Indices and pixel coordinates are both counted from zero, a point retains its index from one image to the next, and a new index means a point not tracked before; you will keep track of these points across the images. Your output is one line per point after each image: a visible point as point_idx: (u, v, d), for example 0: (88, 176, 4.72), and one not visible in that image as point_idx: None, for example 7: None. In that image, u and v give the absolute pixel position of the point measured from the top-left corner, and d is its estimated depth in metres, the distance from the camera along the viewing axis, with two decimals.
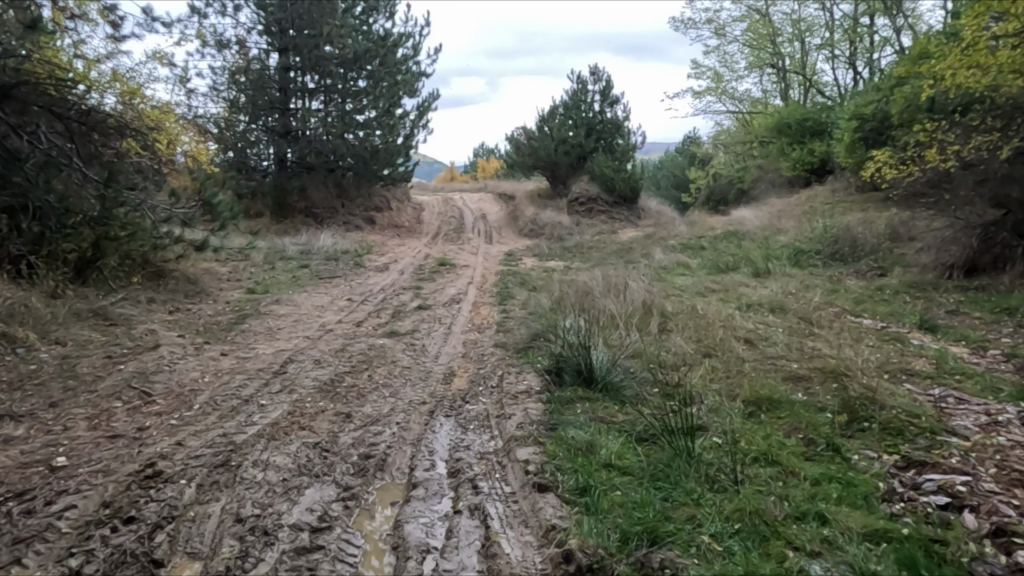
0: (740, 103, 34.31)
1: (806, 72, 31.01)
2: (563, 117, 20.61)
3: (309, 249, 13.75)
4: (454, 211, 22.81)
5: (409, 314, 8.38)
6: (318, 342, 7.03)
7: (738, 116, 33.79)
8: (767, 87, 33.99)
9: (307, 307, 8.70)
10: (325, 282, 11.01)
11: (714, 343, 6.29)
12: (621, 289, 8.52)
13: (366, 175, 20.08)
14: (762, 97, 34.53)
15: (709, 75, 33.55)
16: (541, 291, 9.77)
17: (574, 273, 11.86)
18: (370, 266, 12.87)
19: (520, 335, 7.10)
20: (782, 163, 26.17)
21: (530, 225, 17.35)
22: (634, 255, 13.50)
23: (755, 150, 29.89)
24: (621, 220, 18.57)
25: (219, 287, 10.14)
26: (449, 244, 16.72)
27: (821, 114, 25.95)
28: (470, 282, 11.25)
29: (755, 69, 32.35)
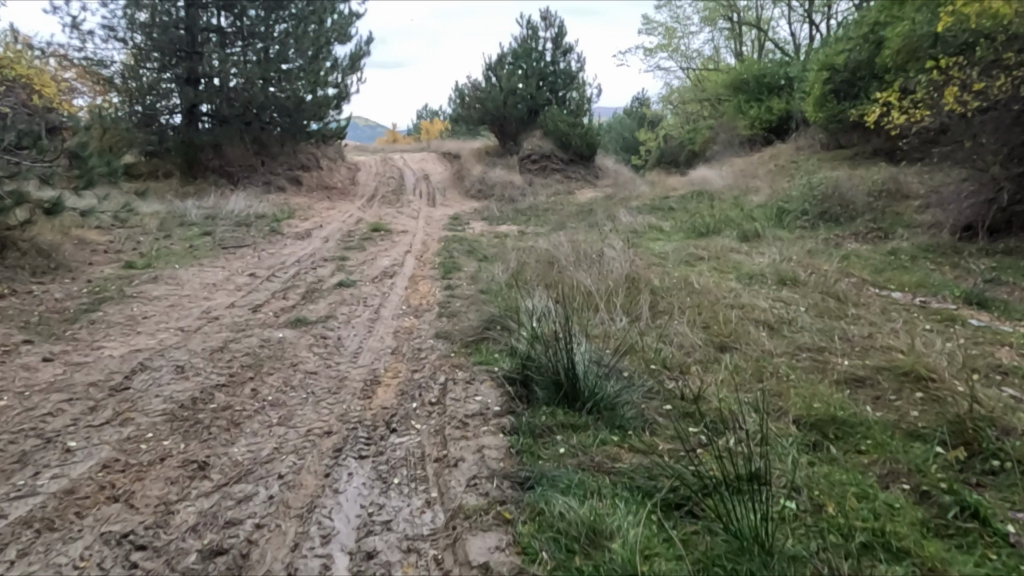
0: (692, 61, 32.86)
1: (760, 28, 29.66)
2: (512, 66, 18.67)
3: (217, 213, 11.62)
4: (393, 172, 20.68)
5: (326, 294, 6.55)
6: (193, 336, 5.15)
7: (691, 75, 32.33)
8: (719, 44, 32.61)
9: (193, 287, 6.73)
10: (228, 253, 8.99)
11: (727, 331, 4.75)
12: (592, 260, 6.87)
13: (291, 130, 17.77)
14: (714, 55, 33.15)
15: (660, 31, 31.85)
16: (493, 262, 8.04)
17: (530, 239, 10.17)
18: (288, 232, 10.86)
19: (470, 323, 5.37)
20: (739, 121, 24.92)
21: (478, 183, 15.52)
22: (596, 218, 11.90)
23: (708, 110, 28.59)
24: (578, 179, 16.91)
25: (88, 262, 8.03)
26: (387, 207, 14.72)
27: (778, 70, 24.72)
28: (407, 251, 9.42)
29: (708, 24, 30.82)
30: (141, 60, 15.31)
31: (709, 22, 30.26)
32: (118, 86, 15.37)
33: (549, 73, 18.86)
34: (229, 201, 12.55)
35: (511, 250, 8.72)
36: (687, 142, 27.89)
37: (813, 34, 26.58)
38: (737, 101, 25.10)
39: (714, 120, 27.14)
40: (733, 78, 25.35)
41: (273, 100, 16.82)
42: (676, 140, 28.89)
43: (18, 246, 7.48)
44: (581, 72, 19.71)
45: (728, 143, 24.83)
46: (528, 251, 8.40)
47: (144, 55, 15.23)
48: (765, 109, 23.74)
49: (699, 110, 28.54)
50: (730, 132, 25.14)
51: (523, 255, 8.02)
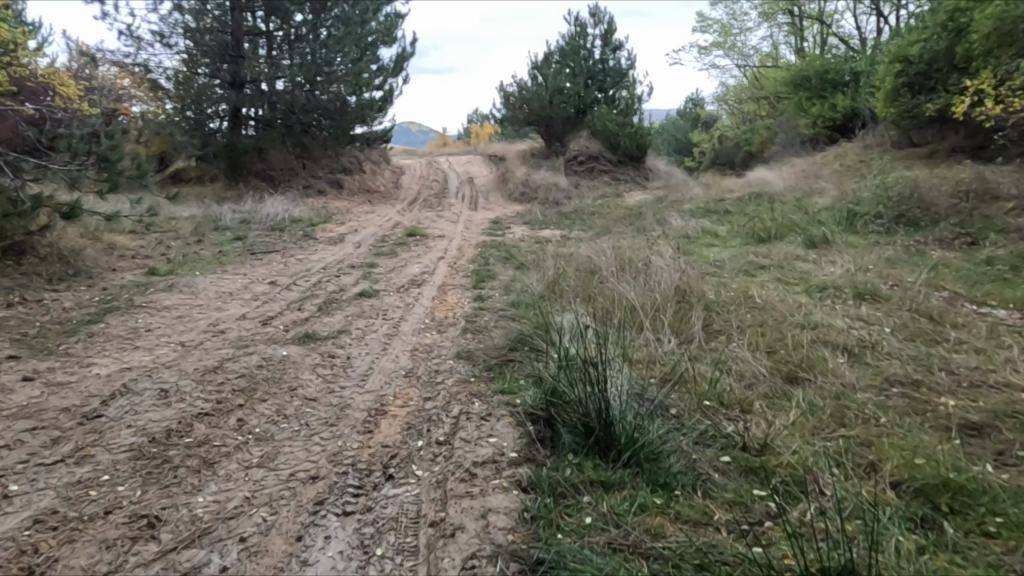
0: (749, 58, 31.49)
1: (823, 21, 28.14)
2: (559, 64, 18.02)
3: (252, 217, 11.35)
4: (437, 175, 20.27)
5: (345, 305, 6.01)
6: (190, 354, 4.67)
7: (748, 72, 30.99)
8: (779, 40, 31.16)
9: (207, 296, 6.31)
10: (255, 259, 8.62)
11: (798, 358, 3.98)
12: (638, 270, 6.14)
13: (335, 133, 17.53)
14: (772, 52, 31.70)
15: (716, 28, 30.64)
16: (530, 270, 7.40)
17: (572, 245, 9.48)
18: (321, 237, 10.46)
19: (495, 341, 4.74)
20: (799, 119, 23.57)
21: (521, 185, 14.91)
22: (644, 222, 11.12)
23: (766, 108, 27.25)
24: (627, 180, 16.10)
25: (111, 268, 7.76)
26: (427, 211, 14.26)
27: (843, 64, 23.29)
28: (441, 257, 8.86)
29: (766, 19, 29.46)
30: (192, 66, 15.44)
31: (767, 17, 28.92)
32: (167, 91, 15.39)
33: (598, 71, 18.12)
34: (267, 205, 12.29)
35: (551, 257, 8.07)
36: (744, 142, 26.63)
37: (883, 25, 25.00)
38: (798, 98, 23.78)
39: (772, 119, 25.83)
40: (793, 74, 24.05)
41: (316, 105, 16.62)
42: (732, 140, 27.65)
43: (38, 251, 7.24)
44: (631, 69, 18.90)
45: (788, 142, 23.51)
46: (568, 258, 7.73)
47: (195, 60, 15.37)
48: (829, 106, 22.37)
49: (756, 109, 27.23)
50: (790, 131, 23.83)
51: (563, 263, 7.35)
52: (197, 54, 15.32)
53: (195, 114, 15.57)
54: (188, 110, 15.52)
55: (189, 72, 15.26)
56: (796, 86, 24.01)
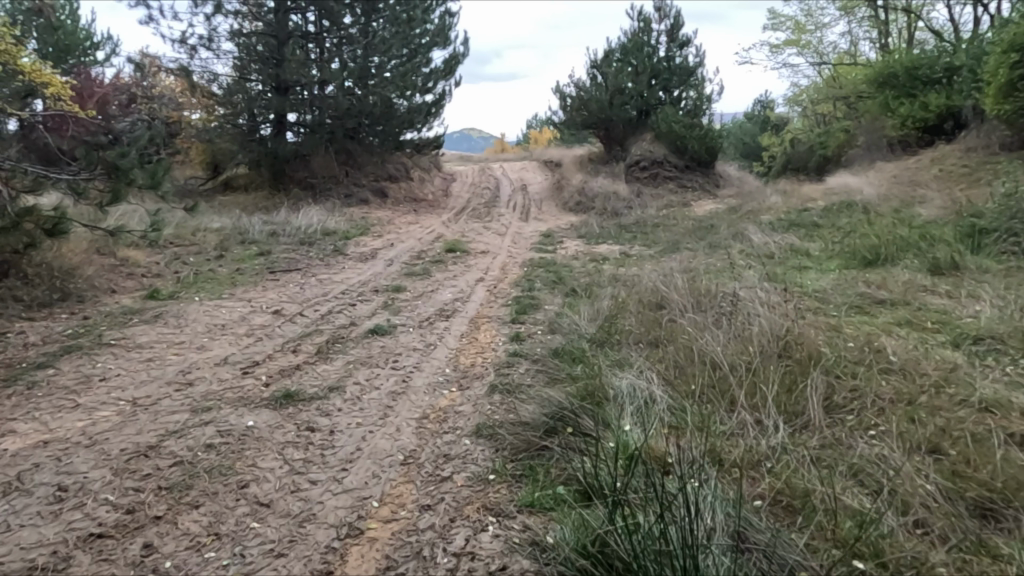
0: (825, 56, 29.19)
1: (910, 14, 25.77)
2: (621, 62, 16.64)
3: (282, 230, 10.48)
4: (488, 182, 19.17)
5: (350, 347, 4.87)
6: (133, 421, 3.59)
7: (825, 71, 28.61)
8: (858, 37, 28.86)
9: (194, 330, 5.28)
10: (273, 279, 7.65)
11: (988, 471, 2.59)
12: (720, 308, 4.77)
13: (385, 138, 16.62)
14: (851, 49, 29.34)
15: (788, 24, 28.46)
16: (583, 301, 6.10)
17: (633, 265, 8.15)
18: (352, 253, 9.43)
19: (528, 412, 3.50)
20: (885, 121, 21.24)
21: (577, 194, 13.58)
22: (718, 237, 9.66)
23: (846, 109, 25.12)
24: (696, 187, 14.55)
25: (109, 289, 6.89)
26: (474, 221, 13.14)
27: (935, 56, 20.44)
28: (479, 278, 7.68)
29: (844, 14, 27.30)
30: (245, 74, 14.74)
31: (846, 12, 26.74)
32: (219, 99, 14.79)
33: (663, 69, 16.65)
34: (301, 215, 11.40)
35: (609, 284, 6.76)
36: (818, 146, 24.14)
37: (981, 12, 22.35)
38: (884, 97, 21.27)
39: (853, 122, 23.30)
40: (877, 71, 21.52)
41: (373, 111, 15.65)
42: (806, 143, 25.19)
43: (23, 271, 6.38)
44: (700, 67, 17.35)
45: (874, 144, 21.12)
46: (629, 286, 6.41)
47: (247, 68, 14.70)
48: (920, 105, 19.94)
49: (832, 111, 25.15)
50: (874, 133, 21.71)
51: (624, 292, 6.02)
52: (246, 60, 14.60)
53: (239, 120, 14.93)
54: (243, 116, 14.88)
55: (245, 78, 14.61)
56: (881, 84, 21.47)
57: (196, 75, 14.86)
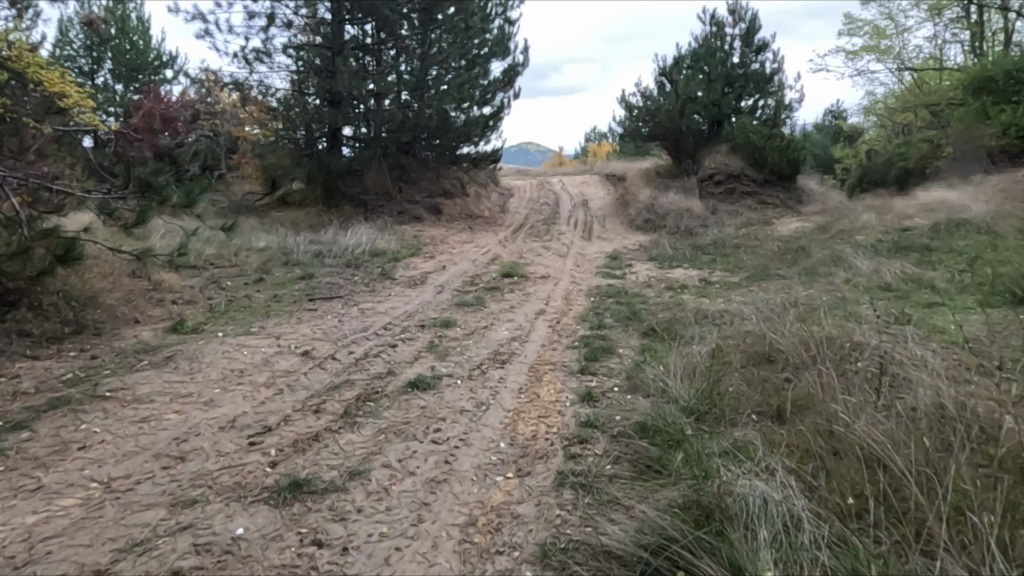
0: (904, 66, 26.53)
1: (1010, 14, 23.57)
2: (693, 69, 15.47)
3: (328, 250, 9.80)
4: (547, 197, 18.22)
5: (384, 406, 3.96)
6: (93, 522, 2.76)
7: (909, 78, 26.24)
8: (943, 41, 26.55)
9: (205, 379, 4.49)
10: (311, 308, 6.89)
11: None
12: (861, 374, 3.66)
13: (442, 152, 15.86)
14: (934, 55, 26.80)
15: (867, 29, 26.36)
16: (669, 348, 5.03)
17: (717, 297, 7.05)
18: (401, 276, 8.63)
19: (616, 531, 2.52)
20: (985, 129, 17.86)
21: (645, 211, 12.46)
22: (813, 263, 8.46)
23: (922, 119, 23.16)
24: (777, 204, 13.20)
25: (132, 321, 6.24)
26: (532, 240, 12.23)
27: None
28: (540, 310, 6.73)
29: (931, 16, 25.20)
30: (302, 87, 14.23)
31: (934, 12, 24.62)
32: (275, 113, 14.34)
33: (738, 76, 15.39)
34: (349, 234, 10.70)
35: (698, 324, 5.68)
36: (898, 159, 20.51)
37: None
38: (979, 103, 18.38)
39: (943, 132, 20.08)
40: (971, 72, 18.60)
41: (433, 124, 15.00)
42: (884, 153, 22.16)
43: (36, 302, 5.76)
44: (778, 73, 16.01)
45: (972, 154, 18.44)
46: (723, 329, 5.31)
47: (304, 81, 14.19)
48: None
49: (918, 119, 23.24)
50: None
51: (719, 338, 4.93)
52: (303, 73, 14.09)
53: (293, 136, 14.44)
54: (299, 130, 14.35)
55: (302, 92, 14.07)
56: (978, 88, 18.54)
57: (251, 87, 14.43)
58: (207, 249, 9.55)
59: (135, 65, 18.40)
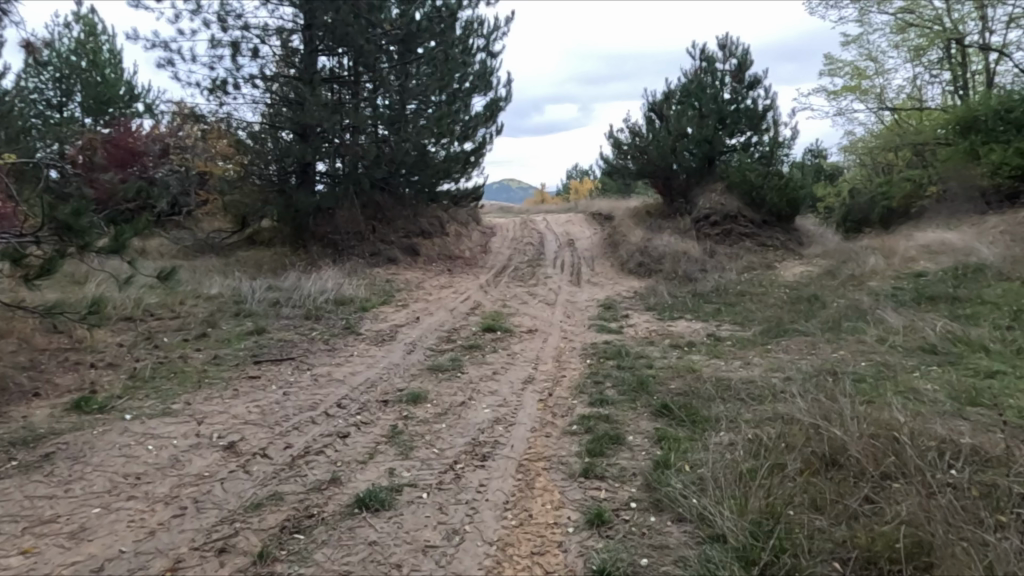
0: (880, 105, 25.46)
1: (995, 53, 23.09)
2: (684, 104, 14.76)
3: (287, 299, 8.70)
4: (531, 237, 17.29)
5: (319, 543, 2.90)
6: None
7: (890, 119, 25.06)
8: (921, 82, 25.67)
9: (84, 494, 3.34)
10: (254, 375, 5.76)
11: None
12: (976, 521, 2.70)
13: (423, 190, 14.79)
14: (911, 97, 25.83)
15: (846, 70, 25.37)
16: (694, 443, 3.99)
17: (733, 362, 6.05)
18: (367, 331, 7.55)
19: None
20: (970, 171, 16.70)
21: (638, 254, 11.54)
22: (835, 317, 7.54)
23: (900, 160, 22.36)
24: (777, 246, 12.38)
25: (27, 398, 5.07)
26: (516, 285, 11.23)
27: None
28: (527, 376, 5.67)
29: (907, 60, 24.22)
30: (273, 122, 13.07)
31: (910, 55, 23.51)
32: (243, 148, 13.16)
33: (730, 112, 14.71)
34: (314, 280, 9.61)
35: (723, 405, 4.64)
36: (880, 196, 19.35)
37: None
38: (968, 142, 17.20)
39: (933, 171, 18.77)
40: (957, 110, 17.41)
41: (413, 161, 13.96)
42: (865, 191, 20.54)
43: None
44: (771, 110, 15.39)
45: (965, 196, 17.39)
46: (757, 414, 4.29)
47: (277, 118, 12.98)
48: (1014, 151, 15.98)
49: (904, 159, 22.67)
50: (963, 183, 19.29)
51: (759, 428, 3.94)
52: (274, 107, 12.99)
53: (265, 176, 13.34)
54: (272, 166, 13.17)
55: (275, 129, 12.99)
56: (966, 126, 17.28)
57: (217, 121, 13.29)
58: (149, 299, 8.40)
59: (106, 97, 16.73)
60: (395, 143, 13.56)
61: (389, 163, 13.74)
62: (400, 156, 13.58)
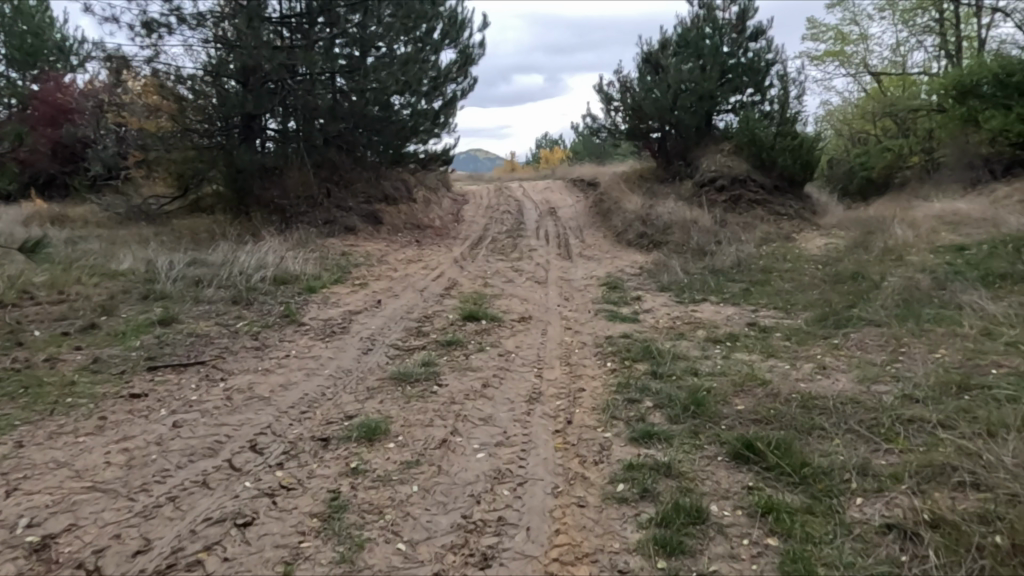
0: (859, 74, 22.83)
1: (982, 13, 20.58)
2: (684, 55, 13.21)
3: (214, 278, 6.90)
4: (508, 204, 15.58)
5: None
6: None
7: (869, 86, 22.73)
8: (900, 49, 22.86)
9: None
10: (140, 390, 4.03)
11: None
12: None
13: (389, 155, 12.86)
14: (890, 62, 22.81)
15: (827, 34, 22.83)
16: (832, 531, 2.46)
17: (804, 367, 4.52)
18: (314, 320, 5.84)
19: None
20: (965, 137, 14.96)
21: (638, 223, 9.96)
22: (901, 300, 6.11)
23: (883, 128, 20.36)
24: (792, 216, 10.92)
25: None
26: (498, 259, 9.58)
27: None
28: (533, 392, 4.04)
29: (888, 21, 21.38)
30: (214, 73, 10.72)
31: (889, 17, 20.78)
32: (171, 100, 10.97)
33: (735, 64, 13.16)
34: (250, 254, 7.79)
35: (838, 447, 3.08)
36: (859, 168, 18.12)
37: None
38: (965, 108, 15.08)
39: (920, 138, 17.49)
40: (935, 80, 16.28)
41: (376, 117, 11.98)
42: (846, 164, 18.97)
43: None
44: (777, 63, 13.90)
45: (964, 164, 15.43)
46: (914, 473, 2.77)
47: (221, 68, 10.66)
48: (1017, 117, 13.73)
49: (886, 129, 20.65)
50: None
51: (943, 510, 2.46)
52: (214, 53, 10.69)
53: (208, 135, 11.22)
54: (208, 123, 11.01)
55: (219, 78, 10.81)
56: (964, 92, 15.09)
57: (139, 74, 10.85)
58: (31, 278, 6.53)
59: (33, 50, 14.47)
60: (357, 96, 11.54)
61: (350, 119, 11.75)
62: (363, 111, 11.60)
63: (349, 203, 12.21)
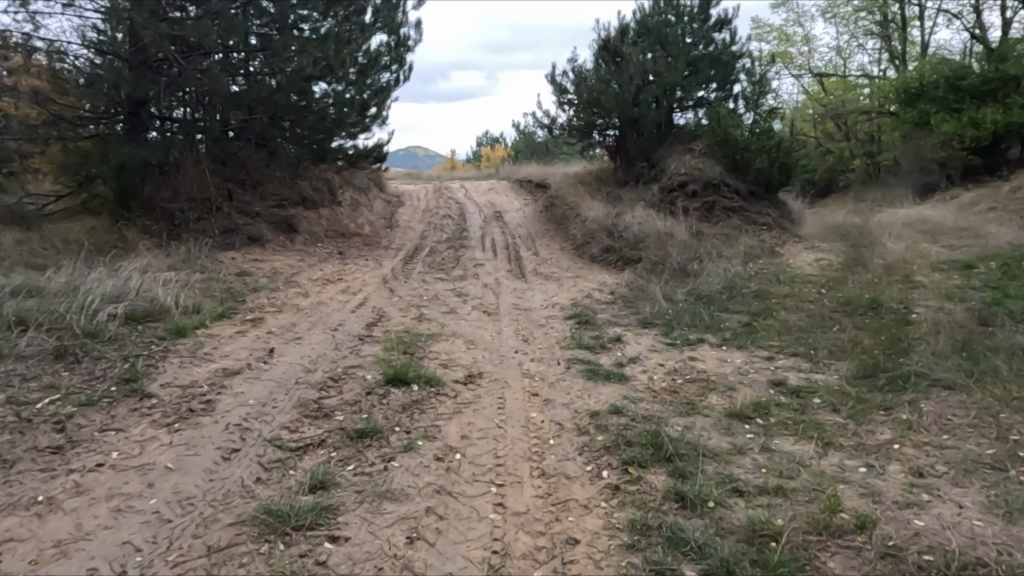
0: (800, 75, 21.25)
1: (922, 18, 18.98)
2: (647, 43, 11.84)
3: (39, 317, 4.95)
4: (448, 207, 13.89)
5: None
6: None
7: (810, 90, 21.25)
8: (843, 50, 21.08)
9: None
10: None
11: None
12: None
13: (312, 153, 10.65)
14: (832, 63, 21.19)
15: (771, 34, 21.17)
16: None
17: (891, 472, 3.09)
18: (169, 386, 4.04)
19: None
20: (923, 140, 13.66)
21: (604, 235, 8.47)
22: (953, 343, 4.80)
23: (825, 130, 18.93)
24: (771, 225, 9.67)
25: None
26: (437, 278, 7.90)
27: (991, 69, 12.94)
28: (495, 551, 2.46)
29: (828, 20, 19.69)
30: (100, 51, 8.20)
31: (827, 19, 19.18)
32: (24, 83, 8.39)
33: (702, 55, 11.88)
34: (104, 279, 5.85)
35: None
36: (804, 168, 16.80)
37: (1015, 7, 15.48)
38: (917, 111, 13.85)
39: (864, 142, 16.89)
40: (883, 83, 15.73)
41: (296, 108, 9.74)
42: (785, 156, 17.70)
43: None
44: (744, 55, 12.74)
45: (917, 169, 13.86)
46: None
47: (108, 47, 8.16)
48: (970, 120, 12.67)
49: (824, 132, 19.10)
50: None
51: None
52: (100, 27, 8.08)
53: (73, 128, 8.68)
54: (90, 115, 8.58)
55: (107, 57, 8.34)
56: (913, 96, 14.17)
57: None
58: None
59: None
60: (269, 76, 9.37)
61: (259, 107, 9.56)
62: (273, 96, 9.38)
63: (257, 207, 10.28)
